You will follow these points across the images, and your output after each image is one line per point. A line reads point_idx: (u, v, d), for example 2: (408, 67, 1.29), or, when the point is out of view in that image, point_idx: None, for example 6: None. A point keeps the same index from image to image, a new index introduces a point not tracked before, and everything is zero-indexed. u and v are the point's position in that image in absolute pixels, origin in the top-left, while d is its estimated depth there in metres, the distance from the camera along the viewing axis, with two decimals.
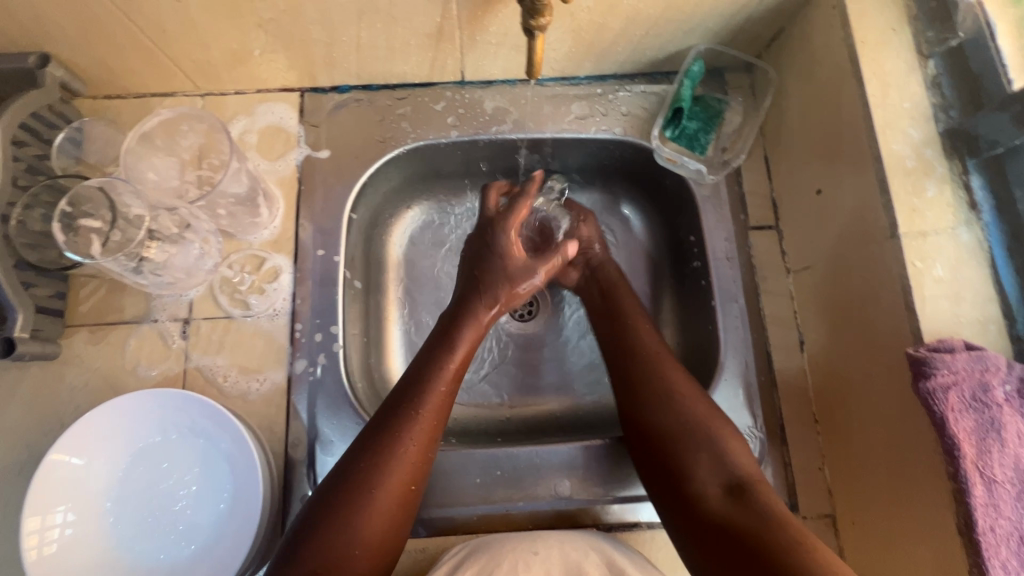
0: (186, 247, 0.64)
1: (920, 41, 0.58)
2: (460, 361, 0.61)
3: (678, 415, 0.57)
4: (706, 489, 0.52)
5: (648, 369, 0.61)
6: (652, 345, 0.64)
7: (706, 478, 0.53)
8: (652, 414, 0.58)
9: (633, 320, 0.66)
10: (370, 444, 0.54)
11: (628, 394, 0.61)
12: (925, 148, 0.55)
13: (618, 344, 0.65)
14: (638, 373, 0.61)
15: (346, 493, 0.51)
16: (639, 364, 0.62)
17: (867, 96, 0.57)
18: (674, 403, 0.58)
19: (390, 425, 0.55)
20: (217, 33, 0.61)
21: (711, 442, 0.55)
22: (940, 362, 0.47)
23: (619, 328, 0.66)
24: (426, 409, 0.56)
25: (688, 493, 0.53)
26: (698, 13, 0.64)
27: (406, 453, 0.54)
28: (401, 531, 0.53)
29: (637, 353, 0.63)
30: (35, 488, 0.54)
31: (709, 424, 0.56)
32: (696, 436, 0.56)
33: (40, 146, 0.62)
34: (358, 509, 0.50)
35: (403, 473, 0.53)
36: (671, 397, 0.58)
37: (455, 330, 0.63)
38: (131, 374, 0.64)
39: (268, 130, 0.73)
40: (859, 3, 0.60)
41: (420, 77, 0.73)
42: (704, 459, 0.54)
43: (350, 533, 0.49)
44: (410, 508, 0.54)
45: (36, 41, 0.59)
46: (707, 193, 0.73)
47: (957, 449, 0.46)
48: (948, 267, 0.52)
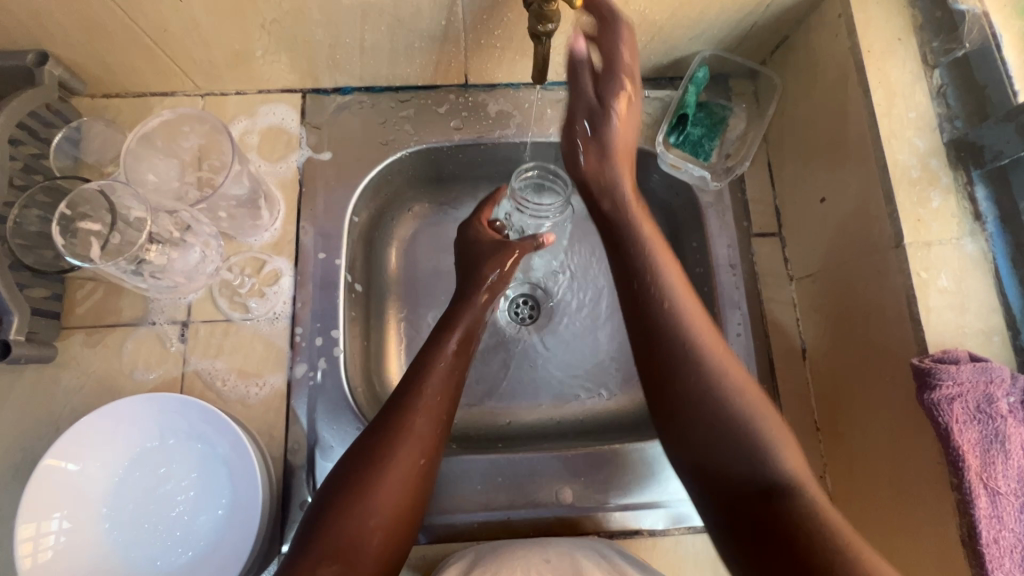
0: (187, 250, 0.63)
1: (925, 51, 0.59)
2: (460, 338, 0.61)
3: (723, 405, 0.48)
4: (754, 488, 0.44)
5: (689, 350, 0.50)
6: (697, 321, 0.52)
7: (752, 479, 0.45)
8: (686, 398, 0.49)
9: (658, 280, 0.54)
10: (381, 418, 0.54)
11: (662, 377, 0.50)
12: (931, 158, 0.55)
13: (645, 317, 0.53)
14: (675, 355, 0.50)
15: (357, 472, 0.50)
16: (671, 341, 0.51)
17: (873, 105, 0.57)
18: (718, 388, 0.48)
19: (398, 398, 0.55)
20: (220, 34, 0.60)
21: (762, 436, 0.46)
22: (945, 373, 0.47)
23: (648, 296, 0.53)
24: (429, 389, 0.56)
25: (725, 489, 0.46)
26: (704, 19, 0.64)
27: (413, 433, 0.53)
28: (414, 508, 0.52)
29: (673, 328, 0.51)
30: (29, 494, 0.53)
31: (759, 414, 0.47)
32: (744, 430, 0.46)
33: (37, 144, 0.61)
34: (371, 482, 0.50)
35: (414, 445, 0.53)
36: (713, 384, 0.49)
37: (458, 312, 0.64)
38: (128, 378, 0.63)
39: (269, 131, 0.72)
40: (865, 12, 0.60)
41: (424, 80, 0.72)
42: (750, 455, 0.46)
43: (365, 507, 0.49)
44: (422, 485, 0.53)
45: (35, 39, 0.58)
46: (710, 200, 0.73)
47: (961, 461, 0.46)
48: (953, 278, 0.52)
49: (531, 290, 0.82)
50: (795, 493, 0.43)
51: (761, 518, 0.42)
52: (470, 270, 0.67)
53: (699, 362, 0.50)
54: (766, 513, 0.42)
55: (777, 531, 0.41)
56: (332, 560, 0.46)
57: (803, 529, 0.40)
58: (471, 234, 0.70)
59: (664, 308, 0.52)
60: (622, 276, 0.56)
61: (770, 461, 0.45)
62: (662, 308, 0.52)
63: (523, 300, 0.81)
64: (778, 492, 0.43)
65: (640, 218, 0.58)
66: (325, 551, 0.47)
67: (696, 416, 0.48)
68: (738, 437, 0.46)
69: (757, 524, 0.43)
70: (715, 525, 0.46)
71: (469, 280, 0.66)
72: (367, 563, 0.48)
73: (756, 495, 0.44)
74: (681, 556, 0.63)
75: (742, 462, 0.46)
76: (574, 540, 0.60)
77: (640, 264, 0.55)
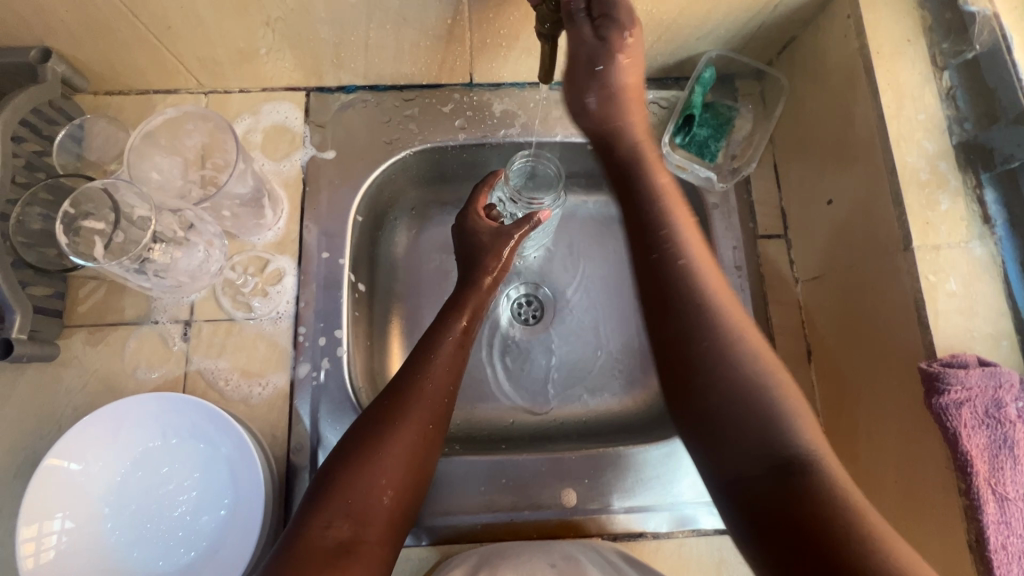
0: (191, 250, 0.62)
1: (934, 53, 0.58)
2: (469, 316, 0.62)
3: (739, 370, 0.46)
4: (766, 461, 0.42)
5: (702, 313, 0.49)
6: (716, 284, 0.51)
7: (764, 450, 0.43)
8: (700, 362, 0.47)
9: (676, 244, 0.52)
10: (393, 385, 0.54)
11: (675, 339, 0.49)
12: (940, 161, 0.55)
13: (662, 282, 0.51)
14: (688, 319, 0.49)
15: (366, 435, 0.50)
16: (685, 302, 0.50)
17: (881, 107, 0.57)
18: (735, 355, 0.46)
19: (409, 369, 0.56)
20: (224, 32, 0.60)
21: (777, 407, 0.44)
22: (953, 378, 0.47)
23: (664, 256, 0.52)
24: (439, 358, 0.57)
25: (732, 459, 0.44)
26: (711, 19, 0.64)
27: (422, 398, 0.54)
28: (421, 475, 0.52)
29: (689, 293, 0.50)
30: (31, 495, 0.53)
31: (777, 382, 0.45)
32: (759, 397, 0.44)
33: (39, 142, 0.61)
34: (382, 444, 0.50)
35: (424, 411, 0.53)
36: (729, 351, 0.47)
37: (467, 291, 0.64)
38: (131, 377, 0.63)
39: (272, 130, 0.72)
40: (874, 12, 0.59)
41: (429, 79, 0.72)
42: (763, 424, 0.44)
43: (377, 467, 0.49)
44: (428, 452, 0.53)
45: (38, 36, 0.58)
46: (716, 200, 0.72)
47: (970, 466, 0.46)
48: (961, 281, 0.52)
49: (534, 290, 0.81)
50: (811, 465, 0.41)
51: (771, 491, 0.41)
52: (475, 252, 0.67)
53: (715, 325, 0.48)
54: (777, 488, 0.41)
55: (788, 505, 0.40)
56: (344, 517, 0.46)
57: (816, 505, 0.39)
58: (471, 225, 0.69)
59: (680, 267, 0.51)
60: (636, 236, 0.54)
61: (786, 431, 0.43)
62: (676, 268, 0.51)
63: (526, 300, 0.81)
64: (792, 465, 0.41)
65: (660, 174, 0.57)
66: (338, 508, 0.46)
67: (709, 380, 0.46)
68: (754, 406, 0.44)
69: (767, 498, 0.41)
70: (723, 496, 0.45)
71: (474, 260, 0.66)
72: (377, 523, 0.48)
73: (766, 466, 0.42)
74: (685, 559, 0.63)
75: (754, 431, 0.44)
76: (581, 542, 0.61)
77: (658, 227, 0.53)
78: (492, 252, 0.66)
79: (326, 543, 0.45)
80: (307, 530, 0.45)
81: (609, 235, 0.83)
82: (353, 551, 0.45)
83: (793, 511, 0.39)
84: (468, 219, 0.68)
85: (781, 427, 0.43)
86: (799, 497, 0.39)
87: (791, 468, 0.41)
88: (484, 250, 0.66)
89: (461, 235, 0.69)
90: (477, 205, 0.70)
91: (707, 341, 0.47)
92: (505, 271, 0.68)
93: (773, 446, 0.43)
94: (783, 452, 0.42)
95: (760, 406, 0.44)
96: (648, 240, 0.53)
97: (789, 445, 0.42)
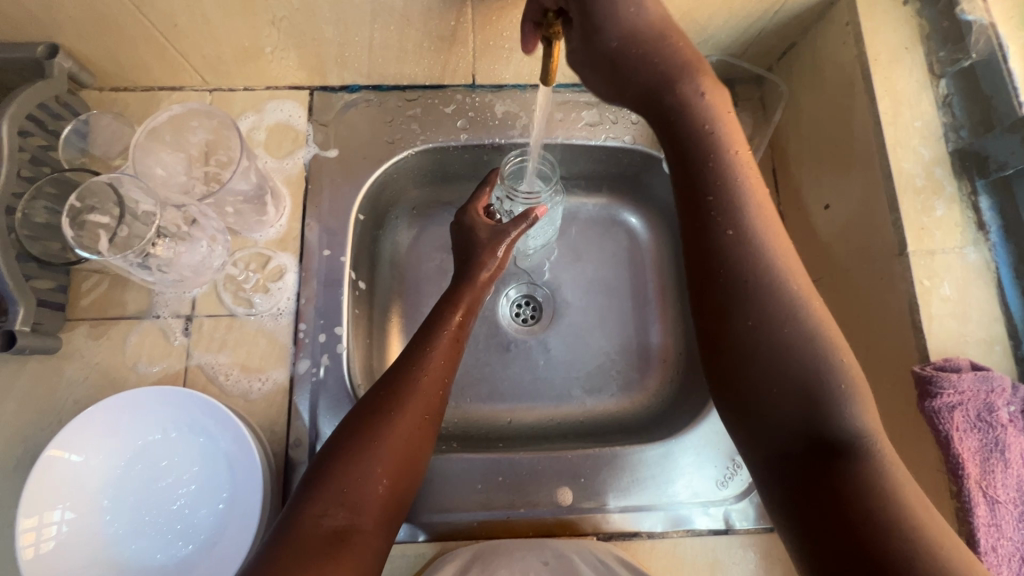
0: (194, 244, 0.63)
1: (931, 61, 0.59)
2: (463, 312, 0.62)
3: (792, 355, 0.41)
4: (811, 449, 0.39)
5: (753, 291, 0.43)
6: (778, 255, 0.44)
7: (808, 441, 0.40)
8: (751, 344, 0.42)
9: (728, 205, 0.45)
10: (388, 377, 0.55)
11: (719, 316, 0.43)
12: (936, 167, 0.56)
13: (711, 250, 0.44)
14: (739, 294, 0.43)
15: (360, 425, 0.51)
16: (738, 275, 0.43)
17: (878, 114, 0.58)
18: (792, 338, 0.41)
19: (404, 362, 0.57)
20: (230, 30, 0.61)
21: (830, 395, 0.40)
22: (946, 381, 0.48)
23: (712, 222, 0.45)
24: (436, 350, 0.58)
25: (775, 449, 0.41)
26: (713, 24, 0.64)
27: (418, 388, 0.54)
28: (417, 464, 0.53)
29: (740, 263, 0.43)
30: (33, 485, 0.53)
31: (835, 368, 0.41)
32: (810, 387, 0.40)
33: (46, 137, 0.62)
34: (378, 433, 0.50)
35: (419, 403, 0.54)
36: (783, 333, 0.41)
37: (462, 286, 0.64)
38: (132, 371, 0.63)
39: (276, 128, 0.72)
40: (873, 20, 0.60)
41: (432, 80, 0.73)
42: (812, 414, 0.40)
43: (372, 457, 0.49)
44: (425, 441, 0.54)
45: (47, 32, 0.59)
46: None
47: (961, 469, 0.47)
48: (956, 286, 0.53)
49: (532, 290, 0.82)
50: (862, 460, 0.38)
51: (815, 486, 0.38)
52: (470, 248, 0.68)
53: (767, 305, 0.42)
54: (821, 478, 0.38)
55: (837, 506, 0.37)
56: (339, 505, 0.46)
57: (865, 504, 0.36)
58: (468, 222, 0.70)
59: (729, 238, 0.44)
60: (682, 197, 0.47)
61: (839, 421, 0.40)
62: (725, 239, 0.44)
63: (525, 301, 0.82)
64: (837, 453, 0.39)
65: (720, 120, 0.48)
66: (333, 497, 0.47)
67: (759, 365, 0.41)
68: (804, 394, 0.40)
69: (812, 495, 0.38)
70: (764, 484, 0.42)
71: (467, 257, 0.67)
72: (372, 512, 0.48)
73: (811, 458, 0.39)
74: (679, 559, 0.63)
75: (801, 422, 0.40)
76: (576, 542, 0.61)
77: (710, 185, 0.46)
78: (487, 247, 0.66)
79: (321, 531, 0.45)
80: (302, 518, 0.45)
81: (608, 237, 0.84)
82: (348, 540, 0.45)
83: (841, 511, 0.37)
84: (465, 215, 0.69)
85: (832, 418, 0.40)
86: (847, 495, 0.37)
87: (840, 462, 0.38)
88: (479, 246, 0.67)
89: (459, 231, 0.70)
90: (477, 204, 0.71)
91: (757, 323, 0.42)
92: (502, 270, 0.68)
93: (819, 437, 0.39)
94: (832, 446, 0.39)
95: (811, 395, 0.40)
96: (697, 199, 0.46)
97: (840, 437, 0.39)
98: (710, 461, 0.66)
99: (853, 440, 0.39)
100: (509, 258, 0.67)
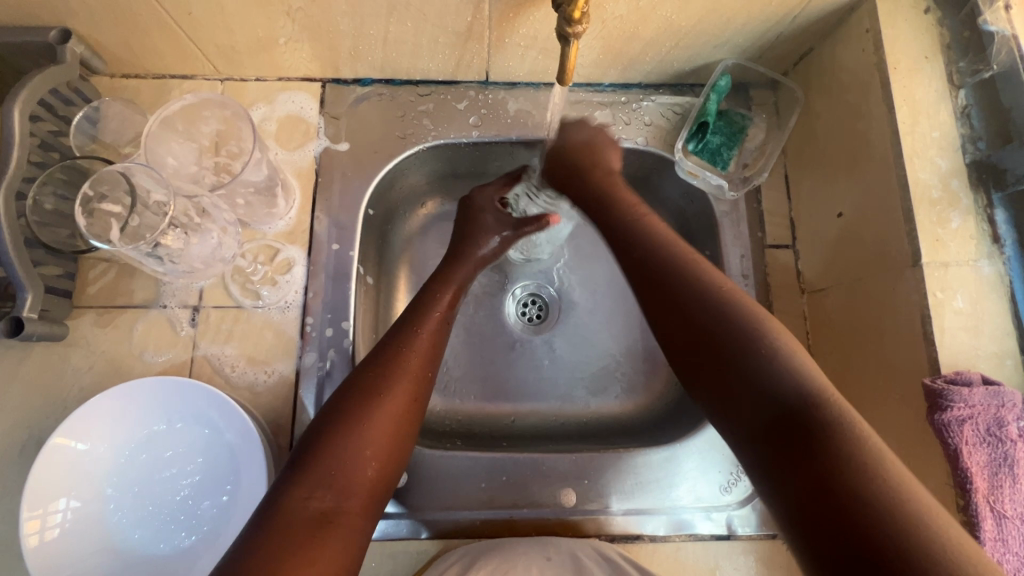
0: (205, 235, 0.63)
1: (952, 71, 0.58)
2: (453, 293, 0.63)
3: (733, 333, 0.45)
4: (775, 418, 0.40)
5: (685, 284, 0.50)
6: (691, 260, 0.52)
7: (772, 409, 0.40)
8: (687, 324, 0.48)
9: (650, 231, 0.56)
10: (374, 359, 0.55)
11: (668, 311, 0.50)
12: (952, 178, 0.55)
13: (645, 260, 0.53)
14: (679, 290, 0.50)
15: (347, 407, 0.50)
16: (668, 272, 0.51)
17: (896, 122, 0.57)
18: (723, 313, 0.46)
19: (391, 342, 0.56)
20: (244, 20, 0.60)
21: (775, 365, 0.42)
22: (957, 396, 0.48)
23: (638, 244, 0.55)
24: (423, 332, 0.58)
25: (740, 420, 0.42)
26: (730, 28, 0.64)
27: (407, 368, 0.54)
28: (404, 447, 0.52)
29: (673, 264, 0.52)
30: (38, 473, 0.53)
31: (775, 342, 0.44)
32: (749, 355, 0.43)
33: (56, 122, 0.61)
34: (368, 415, 0.49)
35: (408, 384, 0.53)
36: (721, 317, 0.46)
37: (453, 269, 0.66)
38: (137, 360, 0.63)
39: (287, 119, 0.72)
40: (894, 27, 0.59)
41: (445, 76, 0.72)
42: (768, 385, 0.41)
43: (359, 437, 0.48)
44: (413, 423, 0.53)
45: (60, 16, 0.58)
46: (725, 208, 0.73)
47: (969, 482, 0.47)
48: (968, 299, 0.52)
49: (539, 290, 0.82)
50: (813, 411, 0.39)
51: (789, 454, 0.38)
52: (465, 234, 0.69)
53: (699, 296, 0.48)
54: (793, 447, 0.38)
55: (796, 459, 0.37)
56: (327, 488, 0.44)
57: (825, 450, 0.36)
58: (480, 202, 0.71)
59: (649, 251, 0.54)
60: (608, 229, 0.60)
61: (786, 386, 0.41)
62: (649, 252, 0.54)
63: (531, 300, 0.81)
64: (799, 418, 0.39)
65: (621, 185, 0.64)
66: (321, 479, 0.45)
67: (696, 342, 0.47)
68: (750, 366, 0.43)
69: (777, 454, 0.39)
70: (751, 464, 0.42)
71: (474, 238, 0.69)
72: (360, 494, 0.46)
73: (780, 427, 0.39)
74: (680, 562, 0.63)
75: (752, 389, 0.42)
76: (580, 540, 0.62)
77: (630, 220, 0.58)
78: (484, 232, 0.69)
79: (307, 514, 0.43)
80: (287, 503, 0.43)
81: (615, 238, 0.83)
82: (334, 523, 0.43)
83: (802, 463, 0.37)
84: (479, 194, 0.71)
85: (780, 383, 0.41)
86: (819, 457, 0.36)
87: (798, 425, 0.39)
88: (477, 230, 0.69)
89: (466, 210, 0.71)
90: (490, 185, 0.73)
91: (696, 308, 0.48)
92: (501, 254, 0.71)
93: (770, 395, 0.41)
94: (782, 405, 0.40)
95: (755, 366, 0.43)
96: (624, 236, 0.57)
97: (782, 392, 0.41)
98: (713, 466, 0.66)
99: (799, 395, 0.40)
100: (508, 244, 0.71)
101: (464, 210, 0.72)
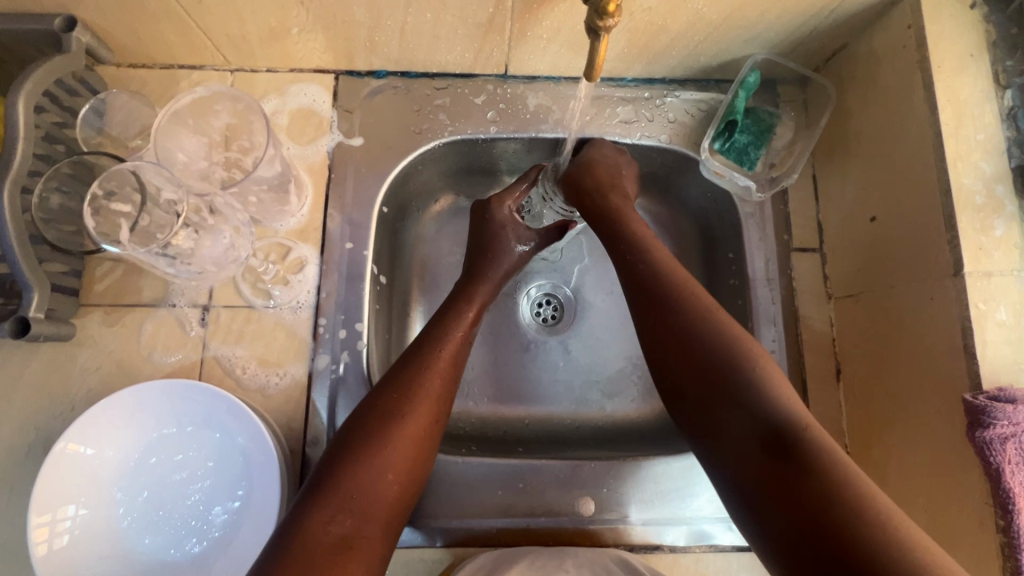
0: (217, 235, 0.61)
1: (997, 70, 0.55)
2: (476, 310, 0.62)
3: (718, 359, 0.49)
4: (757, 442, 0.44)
5: (677, 309, 0.52)
6: (682, 282, 0.54)
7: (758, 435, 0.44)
8: (685, 363, 0.50)
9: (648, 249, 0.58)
10: (395, 376, 0.53)
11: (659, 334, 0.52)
12: (997, 184, 0.53)
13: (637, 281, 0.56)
14: (671, 313, 0.52)
15: (369, 429, 0.48)
16: (668, 301, 0.53)
17: (939, 124, 0.54)
18: (714, 337, 0.50)
19: (413, 360, 0.54)
20: (256, 9, 0.57)
21: (759, 390, 0.46)
22: (1000, 413, 0.46)
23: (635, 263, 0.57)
24: (445, 351, 0.56)
25: (729, 445, 0.46)
26: (763, 21, 0.61)
27: (428, 388, 0.52)
28: (422, 470, 0.50)
29: (664, 285, 0.54)
30: (46, 480, 0.52)
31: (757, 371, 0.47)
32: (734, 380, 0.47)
33: (60, 113, 0.59)
34: (389, 438, 0.48)
35: (429, 405, 0.52)
36: (706, 343, 0.50)
37: (475, 284, 0.64)
38: (146, 361, 0.62)
39: (299, 112, 0.69)
40: (938, 23, 0.56)
41: (462, 69, 0.69)
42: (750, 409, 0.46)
43: (380, 460, 0.47)
44: (432, 445, 0.52)
45: (65, 3, 0.55)
46: (750, 210, 0.70)
47: (1012, 503, 0.46)
48: (1013, 311, 0.50)
49: (554, 289, 0.79)
50: (798, 438, 0.43)
51: (773, 475, 0.42)
52: (483, 251, 0.67)
53: (692, 321, 0.51)
54: (773, 468, 0.43)
55: (783, 483, 0.41)
56: (348, 512, 0.44)
57: (817, 482, 0.40)
58: (500, 217, 0.68)
59: (647, 272, 0.56)
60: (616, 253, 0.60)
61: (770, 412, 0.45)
62: (644, 273, 0.56)
63: (546, 300, 0.79)
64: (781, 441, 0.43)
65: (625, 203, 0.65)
66: (342, 505, 0.44)
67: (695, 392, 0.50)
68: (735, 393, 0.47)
69: (761, 475, 0.43)
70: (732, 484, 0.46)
71: (498, 256, 0.67)
72: (379, 518, 0.45)
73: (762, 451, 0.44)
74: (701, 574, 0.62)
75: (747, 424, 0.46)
76: (596, 550, 0.60)
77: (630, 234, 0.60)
78: (504, 247, 0.67)
79: (329, 539, 0.42)
80: (307, 526, 0.42)
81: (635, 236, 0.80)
82: (355, 548, 0.43)
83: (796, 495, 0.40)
84: (497, 206, 0.68)
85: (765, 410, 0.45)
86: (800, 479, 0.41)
87: (781, 448, 0.43)
88: (495, 246, 0.67)
89: (486, 224, 0.68)
90: (507, 194, 0.69)
91: (688, 333, 0.51)
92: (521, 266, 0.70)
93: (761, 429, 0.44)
94: (770, 434, 0.44)
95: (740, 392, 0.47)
96: (624, 252, 0.59)
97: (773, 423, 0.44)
98: None
99: (787, 424, 0.44)
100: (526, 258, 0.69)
101: (481, 225, 0.69)
